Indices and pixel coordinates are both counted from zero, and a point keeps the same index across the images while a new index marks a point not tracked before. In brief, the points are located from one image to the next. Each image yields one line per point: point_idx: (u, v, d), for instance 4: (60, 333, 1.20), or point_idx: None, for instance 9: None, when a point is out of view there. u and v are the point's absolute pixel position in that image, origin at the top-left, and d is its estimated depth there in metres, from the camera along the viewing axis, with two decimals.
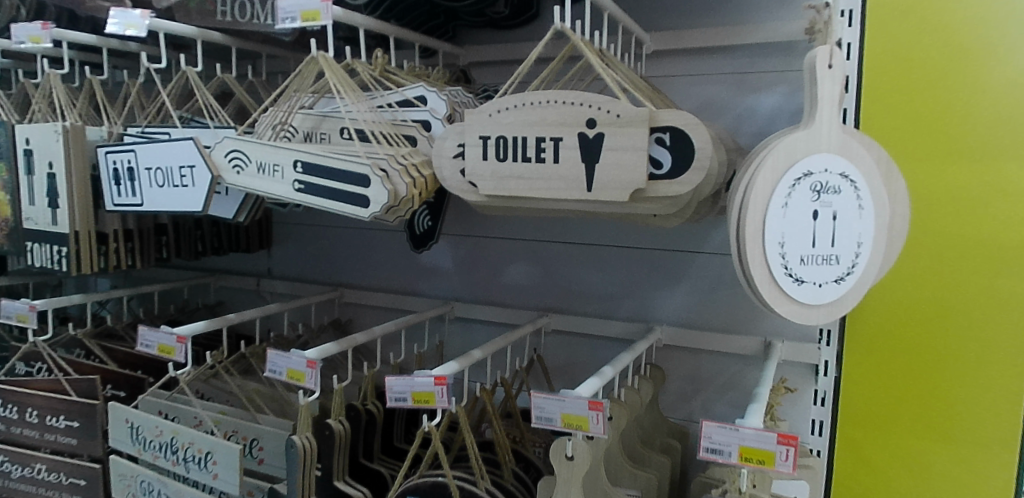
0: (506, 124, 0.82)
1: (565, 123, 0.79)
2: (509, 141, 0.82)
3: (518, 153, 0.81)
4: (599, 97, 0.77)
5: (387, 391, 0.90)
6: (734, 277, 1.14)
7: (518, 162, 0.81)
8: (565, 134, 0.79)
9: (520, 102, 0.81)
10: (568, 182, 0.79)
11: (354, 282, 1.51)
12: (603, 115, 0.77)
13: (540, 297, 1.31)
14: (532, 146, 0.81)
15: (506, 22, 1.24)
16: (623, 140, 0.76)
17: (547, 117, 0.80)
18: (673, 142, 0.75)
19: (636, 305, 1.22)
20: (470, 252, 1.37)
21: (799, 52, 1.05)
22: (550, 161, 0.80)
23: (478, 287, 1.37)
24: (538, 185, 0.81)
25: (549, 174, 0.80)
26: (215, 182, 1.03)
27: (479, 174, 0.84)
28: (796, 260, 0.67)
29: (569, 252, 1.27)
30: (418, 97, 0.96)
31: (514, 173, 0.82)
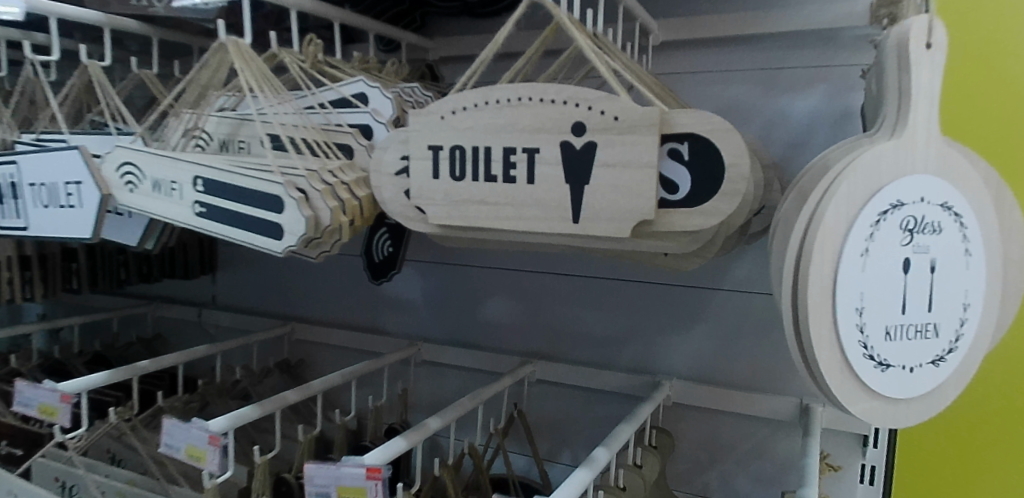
0: (464, 130, 0.60)
1: (542, 127, 0.56)
2: (468, 153, 0.60)
3: (479, 169, 0.59)
4: (585, 92, 0.55)
5: (306, 483, 0.68)
6: (761, 320, 0.92)
7: (480, 182, 0.59)
8: (542, 143, 0.57)
9: (479, 100, 0.59)
10: (547, 211, 0.57)
11: (309, 315, 1.29)
12: (594, 118, 0.54)
13: (524, 338, 1.09)
14: (498, 160, 0.58)
15: (484, 8, 1.02)
16: (623, 153, 0.54)
17: (517, 120, 0.57)
18: (693, 157, 0.53)
19: (639, 351, 1.00)
20: (440, 283, 1.15)
21: (841, 43, 0.83)
22: (522, 182, 0.58)
23: (451, 324, 1.15)
24: (506, 213, 0.59)
25: (522, 199, 0.58)
26: (104, 202, 0.80)
27: (429, 196, 0.62)
28: (877, 334, 0.45)
29: (557, 285, 1.05)
30: (358, 94, 0.75)
31: (474, 197, 0.60)
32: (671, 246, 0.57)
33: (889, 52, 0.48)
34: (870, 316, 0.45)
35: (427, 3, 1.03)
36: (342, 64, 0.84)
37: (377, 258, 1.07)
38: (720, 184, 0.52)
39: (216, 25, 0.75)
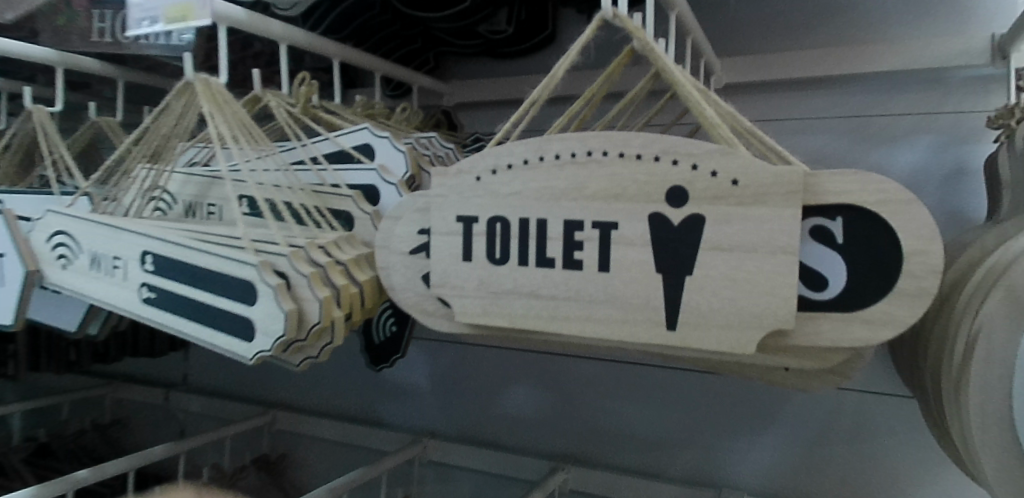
0: (508, 196, 0.43)
1: (620, 193, 0.40)
2: (513, 227, 0.43)
3: (529, 250, 0.42)
4: (686, 143, 0.38)
5: None
6: (855, 425, 0.74)
7: (529, 266, 0.42)
8: (622, 216, 0.40)
9: (533, 151, 0.42)
10: (628, 311, 0.40)
11: (295, 404, 1.11)
12: (701, 181, 0.38)
13: (553, 436, 0.90)
14: (556, 237, 0.41)
15: (508, 47, 0.88)
16: (746, 233, 0.37)
17: (585, 183, 0.41)
18: (849, 239, 0.36)
19: (696, 458, 0.82)
20: (451, 367, 0.97)
21: (952, 86, 0.68)
22: (591, 269, 0.41)
23: (463, 417, 0.96)
24: (567, 312, 0.41)
25: (591, 294, 0.41)
26: (30, 280, 0.63)
27: (457, 284, 0.45)
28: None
29: (593, 374, 0.87)
30: (361, 146, 0.59)
31: (521, 287, 0.43)
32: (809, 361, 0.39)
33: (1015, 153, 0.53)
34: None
35: (444, 41, 0.89)
36: (343, 109, 0.69)
37: (376, 340, 0.89)
38: (902, 281, 0.35)
39: (184, 59, 0.60)
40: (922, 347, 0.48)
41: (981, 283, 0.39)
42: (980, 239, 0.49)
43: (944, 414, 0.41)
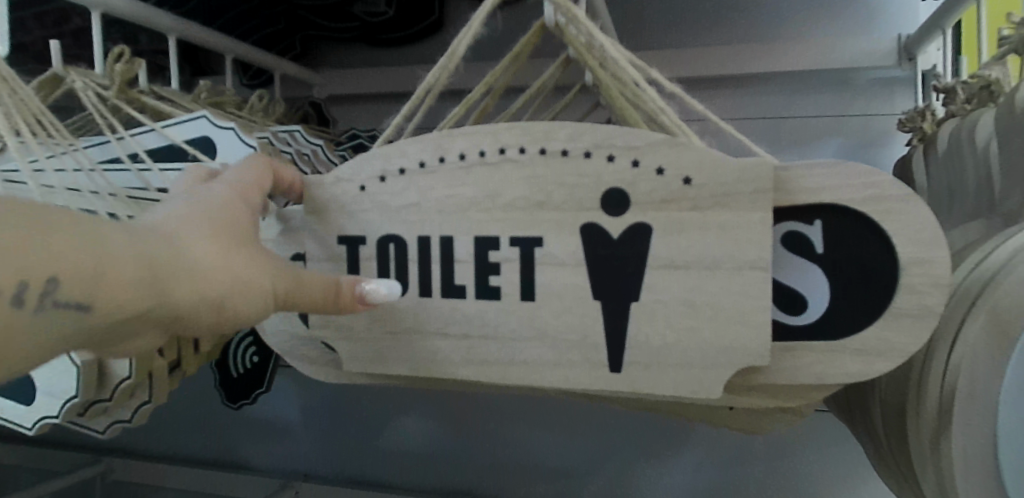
0: (395, 207, 0.31)
1: (543, 200, 0.28)
2: (408, 248, 0.31)
3: (432, 276, 0.30)
4: (623, 133, 0.27)
5: None
6: (769, 445, 0.69)
7: (433, 299, 0.30)
8: (549, 229, 0.28)
9: (427, 152, 0.30)
10: (565, 354, 0.29)
11: (133, 447, 0.94)
12: (646, 181, 0.27)
13: (448, 471, 0.80)
14: (465, 259, 0.30)
15: (392, 33, 0.78)
16: (708, 248, 0.26)
17: (497, 191, 0.29)
18: (832, 244, 0.27)
19: (605, 486, 0.75)
20: (326, 399, 0.84)
21: (857, 88, 0.67)
22: (513, 301, 0.29)
23: (344, 455, 0.84)
24: (482, 357, 0.30)
25: (513, 330, 0.29)
26: None
27: (342, 326, 0.32)
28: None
29: (491, 401, 0.78)
30: (200, 140, 0.46)
31: (424, 324, 0.31)
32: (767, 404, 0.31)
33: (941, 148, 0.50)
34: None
35: (313, 23, 0.77)
36: (182, 96, 0.55)
37: (233, 373, 0.74)
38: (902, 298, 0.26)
39: None
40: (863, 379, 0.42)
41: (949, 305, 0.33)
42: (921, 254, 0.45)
43: (912, 451, 0.35)
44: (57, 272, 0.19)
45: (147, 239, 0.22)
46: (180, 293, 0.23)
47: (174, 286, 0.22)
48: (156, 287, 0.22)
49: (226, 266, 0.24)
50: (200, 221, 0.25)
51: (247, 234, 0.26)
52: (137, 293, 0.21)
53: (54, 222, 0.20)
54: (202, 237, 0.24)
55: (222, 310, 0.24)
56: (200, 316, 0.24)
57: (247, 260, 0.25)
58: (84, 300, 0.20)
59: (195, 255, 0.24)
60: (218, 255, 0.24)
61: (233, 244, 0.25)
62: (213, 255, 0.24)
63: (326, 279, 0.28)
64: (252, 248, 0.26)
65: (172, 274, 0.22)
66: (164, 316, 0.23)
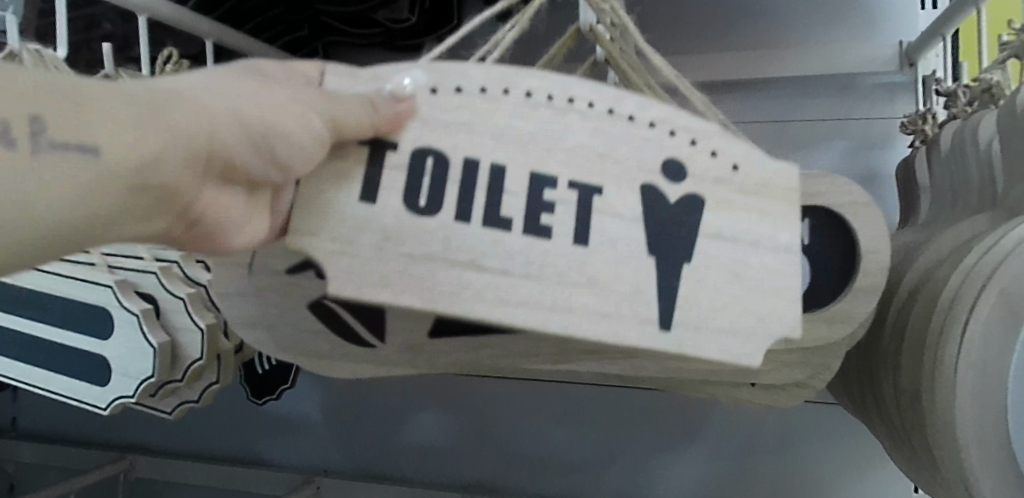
0: (443, 122, 0.26)
1: (606, 151, 0.26)
2: (450, 169, 0.26)
3: (473, 200, 0.25)
4: (686, 115, 0.27)
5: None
6: (776, 440, 0.72)
7: (469, 228, 0.25)
8: (608, 179, 0.26)
9: (493, 79, 0.26)
10: (614, 305, 0.25)
11: (157, 444, 0.96)
12: (699, 161, 0.27)
13: (464, 465, 0.83)
14: (518, 191, 0.26)
15: (412, 41, 0.81)
16: (752, 224, 0.26)
17: (561, 134, 0.26)
18: (816, 241, 0.34)
19: (619, 479, 0.78)
20: (346, 397, 0.86)
21: (861, 93, 0.70)
22: (563, 243, 0.26)
23: (361, 451, 0.86)
24: (517, 299, 0.25)
25: (561, 270, 0.25)
26: None
27: (339, 237, 0.25)
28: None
29: (503, 398, 0.80)
30: None
31: (455, 255, 0.25)
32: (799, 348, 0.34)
33: (945, 142, 0.53)
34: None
35: (336, 30, 0.80)
36: None
37: (259, 370, 0.76)
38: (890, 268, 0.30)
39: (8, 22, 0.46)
40: (878, 340, 0.45)
41: (956, 291, 0.36)
42: (912, 254, 0.48)
43: (927, 421, 0.37)
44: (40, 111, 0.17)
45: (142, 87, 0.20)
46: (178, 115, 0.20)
47: (174, 112, 0.20)
48: (155, 114, 0.19)
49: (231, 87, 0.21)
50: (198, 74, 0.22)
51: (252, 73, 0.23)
52: (139, 123, 0.19)
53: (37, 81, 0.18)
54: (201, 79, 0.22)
55: (245, 123, 0.21)
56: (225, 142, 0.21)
57: (257, 86, 0.22)
58: (80, 138, 0.17)
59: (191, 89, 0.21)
60: (221, 87, 0.21)
61: (236, 79, 0.22)
62: (215, 86, 0.21)
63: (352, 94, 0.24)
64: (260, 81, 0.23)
65: (171, 105, 0.20)
66: (191, 154, 0.20)
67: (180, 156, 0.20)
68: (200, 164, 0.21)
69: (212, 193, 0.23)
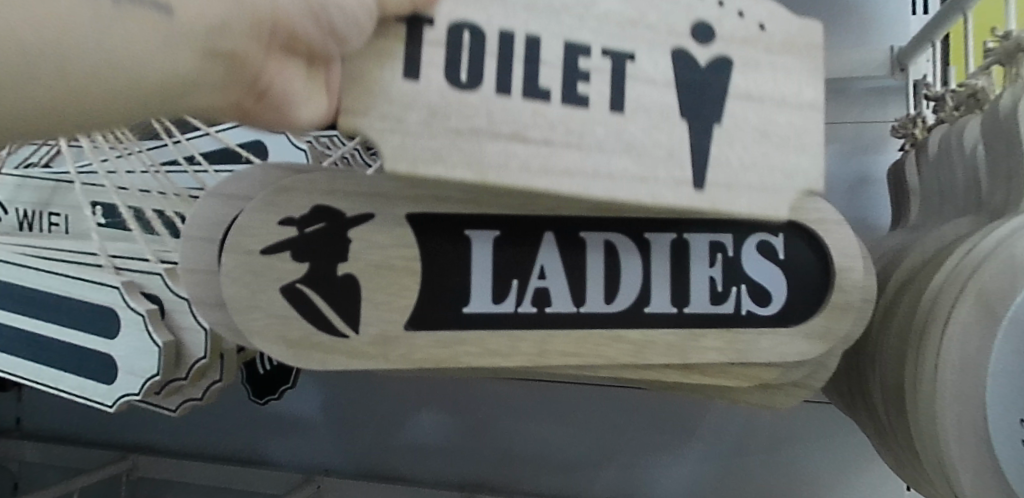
0: None
1: (637, 18, 0.25)
2: (486, 43, 0.24)
3: (513, 68, 0.24)
4: None
5: None
6: (769, 439, 0.73)
7: (512, 99, 0.24)
8: (642, 43, 0.25)
9: None
10: (650, 168, 0.25)
11: (161, 444, 0.97)
12: (728, 21, 0.27)
13: (463, 464, 0.84)
14: (553, 62, 0.24)
15: None
16: (778, 85, 0.27)
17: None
18: (790, 256, 0.35)
19: (615, 478, 0.79)
20: (347, 394, 0.87)
21: (853, 96, 0.71)
22: (602, 111, 0.25)
23: (361, 450, 0.87)
24: (560, 169, 0.24)
25: (599, 139, 0.25)
26: None
27: (387, 115, 0.23)
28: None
29: (501, 397, 0.82)
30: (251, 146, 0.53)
31: (497, 126, 0.24)
32: (787, 349, 0.35)
33: (933, 144, 0.54)
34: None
35: None
36: None
37: (261, 370, 0.77)
38: None
39: None
40: (867, 335, 0.46)
41: (941, 287, 0.37)
42: (895, 257, 0.50)
43: (911, 413, 0.38)
44: None
45: None
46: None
47: None
48: None
49: None
50: None
51: None
52: None
53: None
54: None
55: None
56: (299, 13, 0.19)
57: None
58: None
59: None
60: None
61: None
62: None
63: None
64: None
65: None
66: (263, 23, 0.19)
67: (223, 6, 0.18)
68: (269, 30, 0.19)
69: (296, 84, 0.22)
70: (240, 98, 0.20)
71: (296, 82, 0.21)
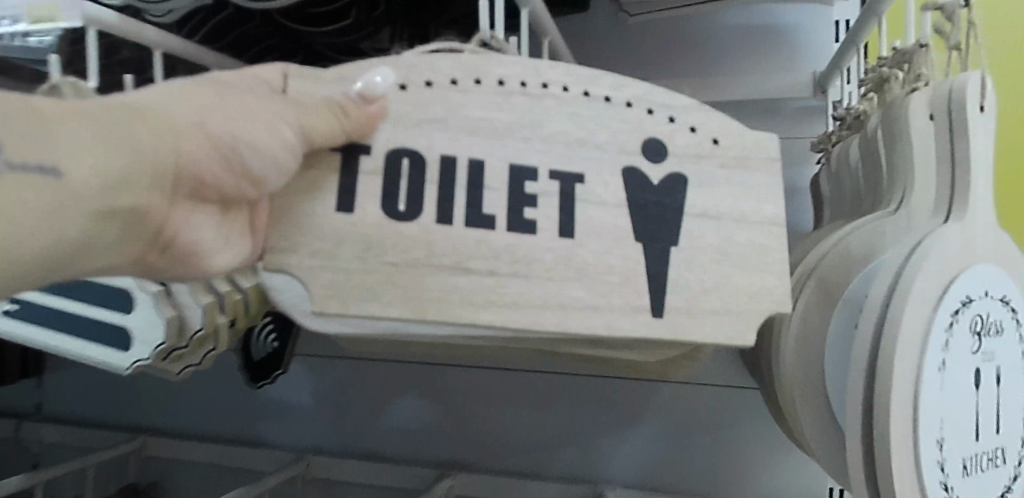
0: (419, 119, 0.33)
1: (585, 137, 0.33)
2: (426, 161, 0.33)
3: (452, 196, 0.32)
4: (663, 93, 0.34)
5: None
6: (712, 420, 0.81)
7: (455, 228, 0.32)
8: (589, 166, 0.33)
9: (462, 73, 0.33)
10: (605, 297, 0.32)
11: (165, 427, 1.06)
12: (681, 136, 0.34)
13: (441, 447, 0.92)
14: (496, 187, 0.33)
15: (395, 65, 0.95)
16: (737, 202, 0.33)
17: (540, 122, 0.33)
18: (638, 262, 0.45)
19: (576, 458, 0.87)
20: (334, 382, 0.96)
21: (784, 115, 0.79)
22: (547, 236, 0.32)
23: (349, 433, 0.96)
24: (506, 300, 0.31)
25: (548, 267, 0.32)
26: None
27: (324, 251, 0.32)
28: (973, 422, 0.36)
29: (472, 384, 0.90)
30: None
31: (439, 259, 0.32)
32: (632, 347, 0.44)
33: (832, 157, 0.63)
34: (983, 370, 0.37)
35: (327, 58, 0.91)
36: None
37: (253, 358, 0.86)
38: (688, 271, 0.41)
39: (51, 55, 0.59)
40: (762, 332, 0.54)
41: (797, 293, 0.46)
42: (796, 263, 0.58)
43: (783, 398, 0.47)
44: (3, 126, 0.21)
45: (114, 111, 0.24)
46: (150, 133, 0.25)
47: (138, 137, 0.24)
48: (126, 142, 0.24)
49: (195, 109, 0.27)
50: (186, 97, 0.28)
51: (219, 92, 0.29)
52: (107, 148, 0.23)
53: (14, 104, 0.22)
54: (176, 107, 0.27)
55: (213, 142, 0.27)
56: (189, 161, 0.26)
57: (229, 112, 0.28)
58: (47, 163, 0.21)
59: (165, 115, 0.26)
60: (193, 113, 0.27)
61: (202, 100, 0.27)
62: (188, 110, 0.27)
63: (319, 101, 0.31)
64: (223, 102, 0.28)
65: (141, 129, 0.24)
66: (151, 175, 0.25)
67: (119, 170, 0.23)
68: (165, 182, 0.26)
69: (186, 213, 0.29)
70: (142, 242, 0.27)
71: (205, 230, 0.30)
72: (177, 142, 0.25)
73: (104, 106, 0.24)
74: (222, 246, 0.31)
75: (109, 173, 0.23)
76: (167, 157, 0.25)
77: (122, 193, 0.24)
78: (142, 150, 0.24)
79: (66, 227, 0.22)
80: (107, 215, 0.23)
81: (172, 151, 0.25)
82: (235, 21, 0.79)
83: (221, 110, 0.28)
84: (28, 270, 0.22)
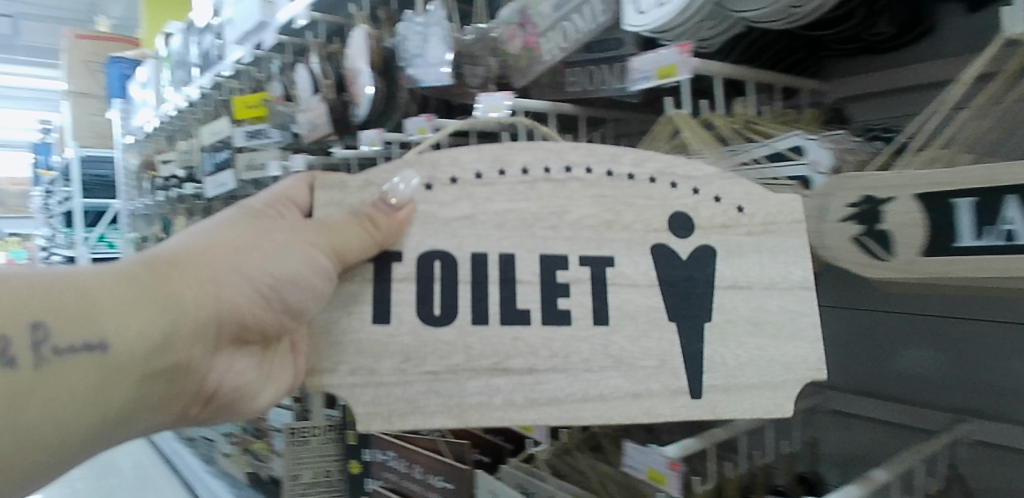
0: (447, 221, 0.62)
1: (610, 221, 0.65)
2: (462, 272, 0.62)
3: (499, 297, 0.62)
4: (667, 170, 0.66)
5: (624, 457, 0.98)
6: None
7: (489, 323, 0.61)
8: (618, 250, 0.64)
9: (482, 172, 0.63)
10: (647, 376, 0.63)
11: None
12: (697, 205, 0.67)
13: (959, 395, 1.04)
14: (530, 280, 0.62)
15: (888, 44, 1.08)
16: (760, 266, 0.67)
17: (563, 207, 0.64)
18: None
19: None
20: (851, 329, 1.18)
21: None
22: (583, 320, 0.63)
23: (860, 376, 1.17)
24: (563, 373, 0.61)
25: (584, 350, 0.62)
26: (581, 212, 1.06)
27: (379, 349, 0.59)
28: None
29: (993, 338, 1.00)
30: (794, 148, 0.88)
31: (492, 355, 0.60)
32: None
33: None
34: None
35: (828, 48, 1.13)
36: (761, 120, 1.01)
37: None
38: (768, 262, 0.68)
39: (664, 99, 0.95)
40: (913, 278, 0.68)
41: None
42: None
43: None
44: (61, 322, 0.47)
45: (152, 285, 0.52)
46: (177, 294, 0.52)
47: (172, 311, 0.52)
48: (158, 314, 0.51)
49: (204, 259, 0.55)
50: (215, 254, 0.55)
51: (240, 248, 0.56)
52: (147, 325, 0.50)
53: (81, 301, 0.49)
54: (201, 272, 0.54)
55: (248, 282, 0.55)
56: (211, 311, 0.55)
57: (234, 270, 0.55)
58: (99, 344, 0.48)
59: (198, 283, 0.54)
60: (214, 278, 0.54)
61: (214, 259, 0.55)
62: (213, 279, 0.54)
63: (349, 221, 0.58)
64: (213, 249, 0.56)
65: (171, 302, 0.52)
66: (185, 331, 0.53)
67: (157, 333, 0.51)
68: (200, 330, 0.54)
69: (220, 346, 0.59)
70: (192, 374, 0.55)
71: (232, 358, 0.61)
72: (203, 295, 0.54)
73: (147, 276, 0.52)
74: (265, 364, 0.63)
75: (148, 337, 0.50)
76: (189, 318, 0.53)
77: (160, 349, 0.51)
78: (171, 316, 0.52)
79: (124, 381, 0.50)
80: (153, 368, 0.51)
81: (200, 309, 0.54)
82: (760, 36, 1.10)
83: (242, 261, 0.56)
84: (103, 409, 0.49)
